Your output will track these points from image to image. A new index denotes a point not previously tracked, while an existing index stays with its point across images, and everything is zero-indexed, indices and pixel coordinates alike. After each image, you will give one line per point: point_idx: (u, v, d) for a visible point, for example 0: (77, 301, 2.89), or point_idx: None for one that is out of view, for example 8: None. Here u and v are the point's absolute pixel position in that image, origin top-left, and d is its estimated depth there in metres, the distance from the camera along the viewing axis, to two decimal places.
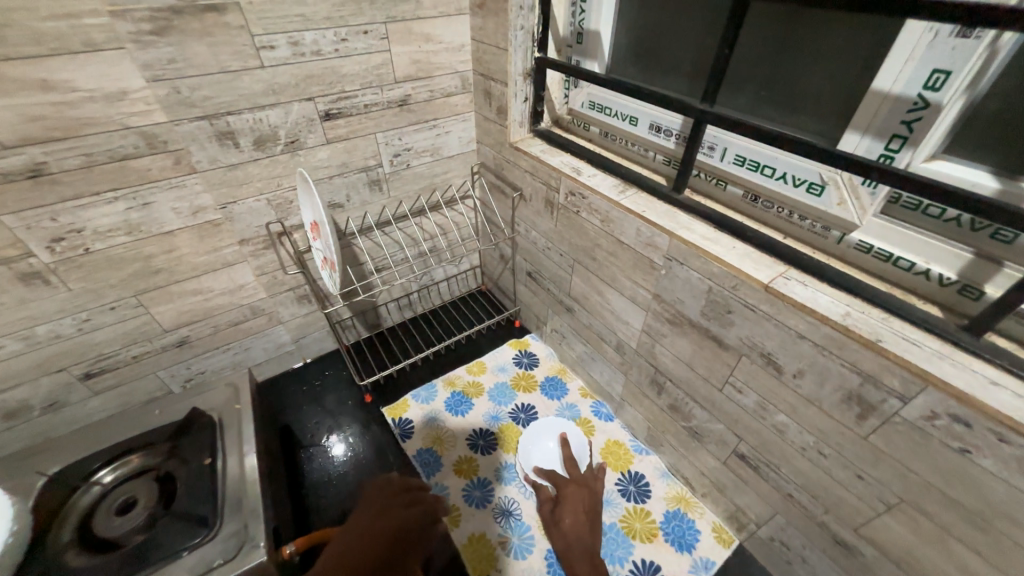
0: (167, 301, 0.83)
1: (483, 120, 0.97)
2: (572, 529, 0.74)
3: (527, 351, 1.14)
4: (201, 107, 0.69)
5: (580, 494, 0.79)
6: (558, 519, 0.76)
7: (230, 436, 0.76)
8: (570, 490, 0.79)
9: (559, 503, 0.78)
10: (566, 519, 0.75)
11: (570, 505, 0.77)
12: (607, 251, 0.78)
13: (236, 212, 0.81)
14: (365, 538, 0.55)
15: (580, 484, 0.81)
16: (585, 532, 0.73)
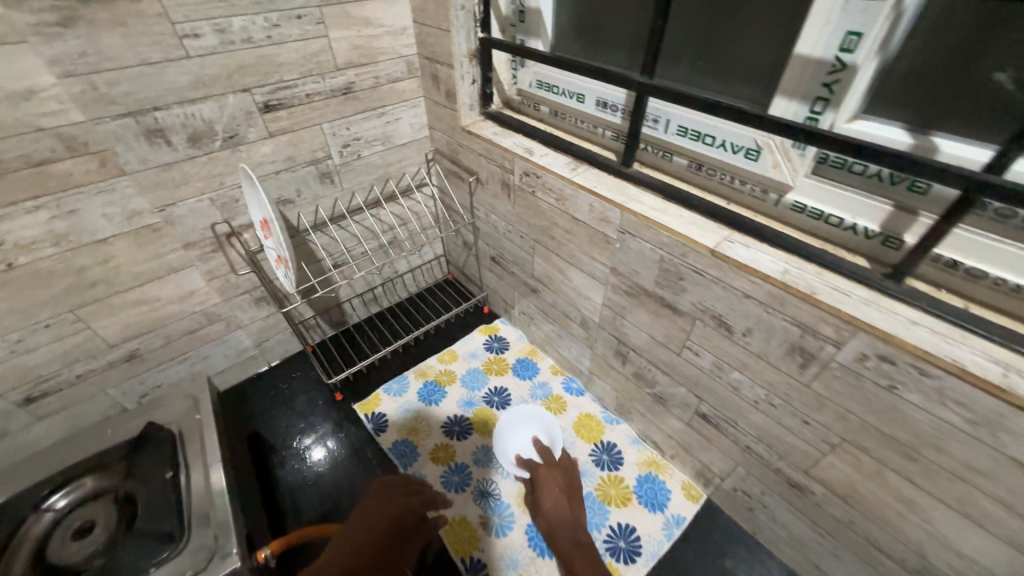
0: (109, 314, 0.79)
1: (433, 105, 0.96)
2: (552, 513, 0.74)
3: (497, 336, 1.14)
4: (123, 103, 0.65)
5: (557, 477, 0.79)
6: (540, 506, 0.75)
7: (191, 449, 0.74)
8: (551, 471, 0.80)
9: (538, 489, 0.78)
10: (547, 504, 0.75)
11: (549, 488, 0.77)
12: (564, 229, 0.79)
13: (175, 214, 0.77)
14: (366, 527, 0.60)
15: (557, 468, 0.80)
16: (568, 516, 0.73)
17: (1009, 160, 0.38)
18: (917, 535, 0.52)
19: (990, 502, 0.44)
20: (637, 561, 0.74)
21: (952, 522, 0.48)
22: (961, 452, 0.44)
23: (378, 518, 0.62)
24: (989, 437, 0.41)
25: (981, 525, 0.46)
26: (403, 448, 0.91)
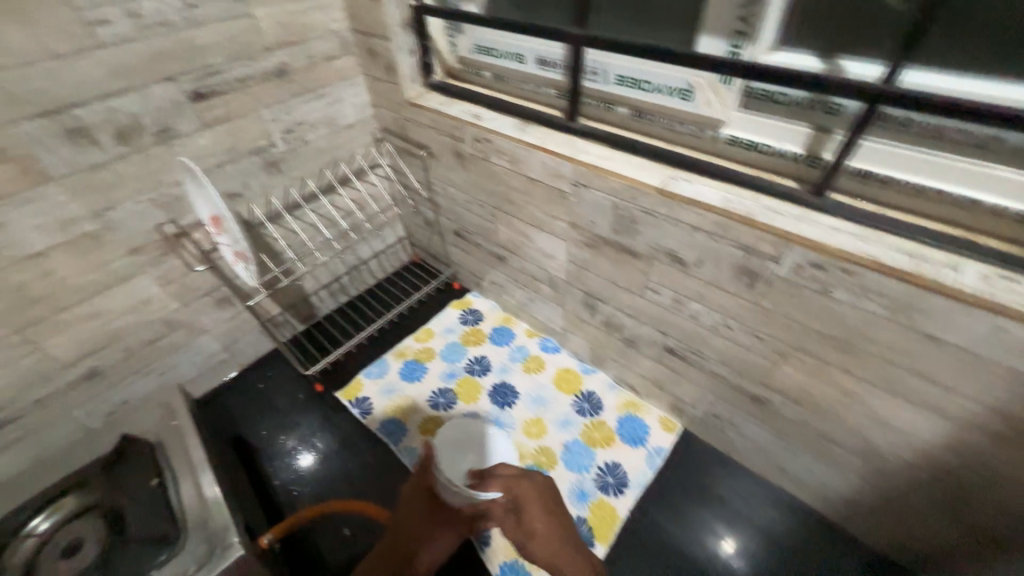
0: (59, 331, 0.75)
1: (374, 81, 0.94)
2: (551, 535, 0.68)
3: (470, 309, 1.16)
4: (36, 102, 0.60)
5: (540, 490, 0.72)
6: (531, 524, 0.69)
7: (173, 453, 0.72)
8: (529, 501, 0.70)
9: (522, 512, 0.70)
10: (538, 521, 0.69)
11: (535, 512, 0.70)
12: (521, 191, 0.81)
13: (115, 219, 0.73)
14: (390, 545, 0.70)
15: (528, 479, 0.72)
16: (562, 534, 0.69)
17: None
18: (860, 421, 0.59)
19: (913, 378, 0.50)
20: (625, 493, 0.80)
21: (886, 402, 0.55)
22: (886, 338, 0.50)
23: (401, 529, 0.71)
24: (905, 320, 0.47)
25: (909, 400, 0.52)
26: (391, 427, 0.93)
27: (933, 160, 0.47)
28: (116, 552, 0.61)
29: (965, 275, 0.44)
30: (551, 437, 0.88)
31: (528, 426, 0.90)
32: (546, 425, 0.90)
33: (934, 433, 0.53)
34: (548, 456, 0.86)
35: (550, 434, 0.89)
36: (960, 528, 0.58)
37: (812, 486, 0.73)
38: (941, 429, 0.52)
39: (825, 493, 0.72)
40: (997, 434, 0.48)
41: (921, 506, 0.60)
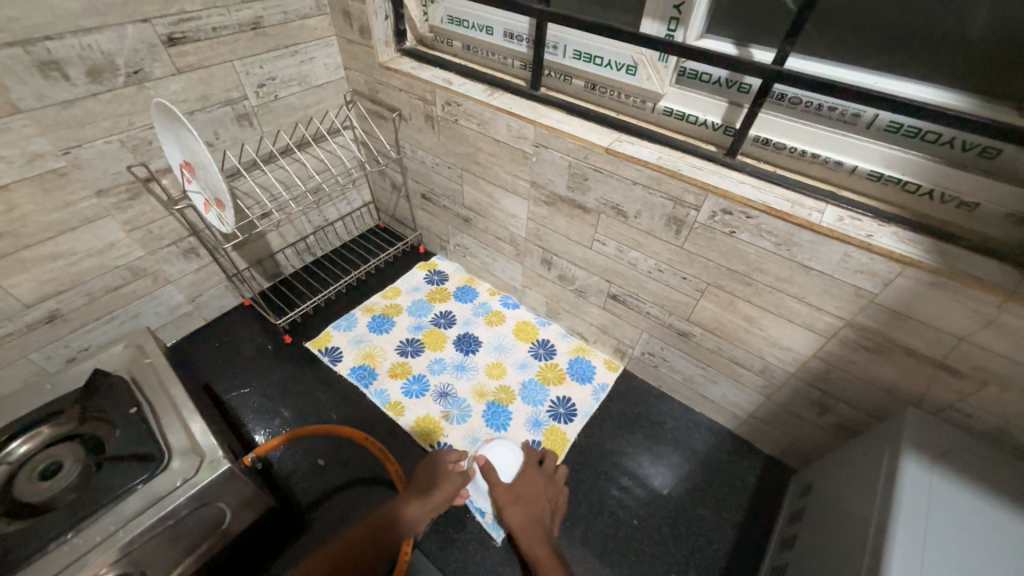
0: (19, 271, 0.74)
1: (347, 43, 0.97)
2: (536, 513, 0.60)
3: (436, 271, 1.23)
4: (6, 30, 0.60)
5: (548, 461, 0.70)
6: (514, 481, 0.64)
7: (150, 387, 0.75)
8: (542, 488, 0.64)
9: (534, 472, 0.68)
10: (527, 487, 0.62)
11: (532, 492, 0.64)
12: (487, 153, 0.89)
13: (84, 157, 0.73)
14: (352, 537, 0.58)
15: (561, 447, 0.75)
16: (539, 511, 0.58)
17: (786, 52, 0.54)
18: (758, 343, 0.74)
19: (793, 301, 0.65)
20: (574, 420, 0.92)
21: (776, 324, 0.70)
22: (775, 269, 0.64)
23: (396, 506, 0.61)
24: (787, 252, 0.61)
25: (792, 321, 0.67)
26: (362, 371, 0.99)
27: (811, 129, 0.61)
28: (97, 472, 0.65)
29: (827, 216, 0.58)
30: (510, 376, 0.99)
31: (491, 368, 1.00)
32: (506, 367, 1.01)
33: (808, 346, 0.68)
34: (507, 393, 0.96)
35: (510, 374, 0.99)
36: (828, 425, 0.75)
37: (726, 407, 0.89)
38: (811, 341, 0.67)
39: (735, 412, 0.88)
40: (849, 341, 0.63)
41: (801, 411, 0.77)
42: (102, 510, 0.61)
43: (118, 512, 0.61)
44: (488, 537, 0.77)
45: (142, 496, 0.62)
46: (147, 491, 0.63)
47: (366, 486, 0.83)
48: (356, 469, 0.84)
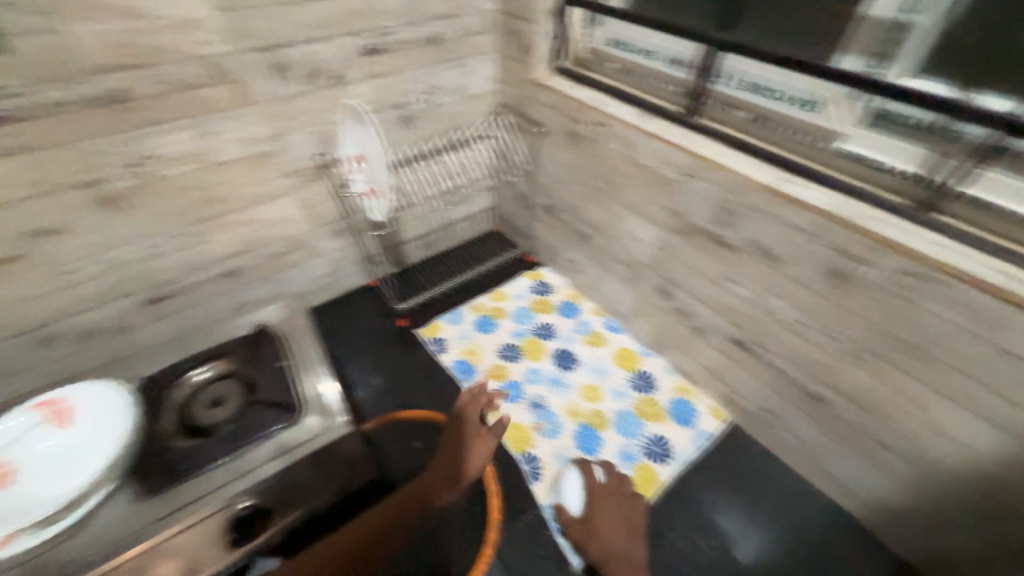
0: (223, 229, 0.90)
1: (506, 60, 1.05)
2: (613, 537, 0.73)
3: (543, 282, 1.24)
4: (261, 38, 0.76)
5: (615, 485, 0.80)
6: (585, 507, 0.77)
7: (298, 344, 0.85)
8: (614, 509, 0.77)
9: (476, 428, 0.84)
10: (598, 516, 0.75)
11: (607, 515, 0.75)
12: (624, 175, 0.89)
13: (286, 143, 0.88)
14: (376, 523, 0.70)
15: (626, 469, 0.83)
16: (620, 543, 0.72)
17: None
18: (918, 428, 0.64)
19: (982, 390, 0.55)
20: (669, 463, 0.87)
21: (950, 411, 0.59)
22: (961, 347, 0.55)
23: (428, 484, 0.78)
24: (987, 332, 0.53)
25: (974, 411, 0.57)
26: (462, 366, 1.03)
27: None
28: (250, 411, 0.75)
29: None
30: (606, 403, 0.96)
31: (586, 389, 0.98)
32: (603, 392, 0.98)
33: (991, 444, 0.57)
34: (601, 418, 0.93)
35: (605, 400, 0.96)
36: (1003, 547, 0.61)
37: (856, 492, 0.77)
38: (998, 440, 0.56)
39: (868, 501, 0.76)
40: None
41: (964, 519, 0.64)
42: (250, 445, 0.70)
43: (260, 450, 0.69)
44: (565, 563, 0.75)
45: (280, 441, 0.70)
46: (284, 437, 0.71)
47: (454, 480, 0.84)
48: None
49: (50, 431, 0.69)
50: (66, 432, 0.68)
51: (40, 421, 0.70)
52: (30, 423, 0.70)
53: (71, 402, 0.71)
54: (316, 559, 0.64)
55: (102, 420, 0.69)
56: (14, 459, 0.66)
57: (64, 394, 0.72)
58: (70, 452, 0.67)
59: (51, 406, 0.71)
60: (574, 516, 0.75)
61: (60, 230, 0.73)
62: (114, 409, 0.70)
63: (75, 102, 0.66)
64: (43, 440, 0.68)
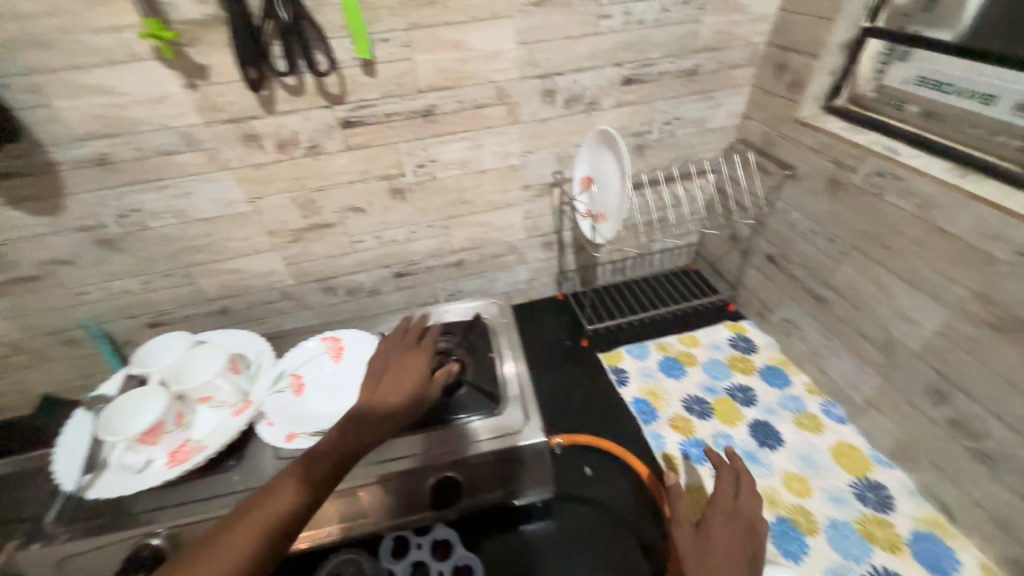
0: (462, 226, 1.04)
1: (763, 94, 0.97)
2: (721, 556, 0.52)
3: (744, 337, 1.11)
4: (542, 67, 0.84)
5: (734, 502, 0.58)
6: (700, 523, 0.57)
7: (502, 342, 0.93)
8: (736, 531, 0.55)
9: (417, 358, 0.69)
10: (714, 540, 0.54)
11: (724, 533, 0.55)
12: (909, 240, 0.73)
13: (531, 160, 0.97)
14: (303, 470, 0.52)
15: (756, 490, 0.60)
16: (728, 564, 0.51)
17: None
18: None
19: None
20: None
21: None
22: None
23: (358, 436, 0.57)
24: None
25: None
26: (643, 406, 0.98)
27: None
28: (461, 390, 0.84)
29: None
30: (817, 503, 0.80)
31: (791, 478, 0.83)
32: (813, 488, 0.82)
33: None
34: (808, 520, 0.78)
35: (816, 499, 0.80)
36: None
37: None
38: None
39: None
40: None
41: None
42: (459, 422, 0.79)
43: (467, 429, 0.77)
44: None
45: (485, 427, 0.77)
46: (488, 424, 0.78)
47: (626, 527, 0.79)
48: (620, 502, 0.83)
49: (330, 361, 0.85)
50: (342, 367, 0.84)
51: (323, 350, 0.87)
52: (315, 349, 0.87)
53: (346, 345, 0.88)
54: (275, 502, 0.48)
55: (359, 365, 0.84)
56: (304, 375, 0.82)
57: (341, 335, 0.90)
58: (344, 384, 0.82)
59: (332, 341, 0.88)
60: (687, 523, 0.56)
61: (363, 210, 0.94)
62: (368, 360, 0.85)
63: (400, 113, 0.83)
64: (326, 366, 0.84)
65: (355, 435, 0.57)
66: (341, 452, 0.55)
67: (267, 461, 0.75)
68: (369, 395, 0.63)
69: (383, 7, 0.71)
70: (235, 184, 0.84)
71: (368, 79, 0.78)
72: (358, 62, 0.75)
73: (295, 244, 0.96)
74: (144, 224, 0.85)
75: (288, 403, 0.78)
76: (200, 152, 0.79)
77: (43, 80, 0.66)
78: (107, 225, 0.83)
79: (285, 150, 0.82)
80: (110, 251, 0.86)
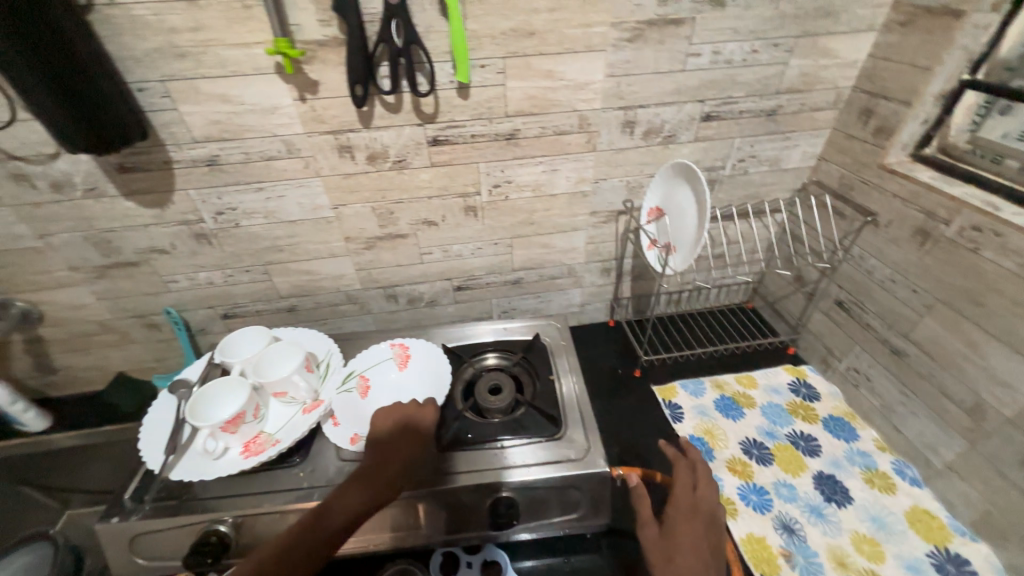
0: (526, 246, 1.06)
1: (844, 137, 0.96)
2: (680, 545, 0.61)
3: (806, 382, 1.07)
4: (626, 99, 0.86)
5: (694, 492, 0.69)
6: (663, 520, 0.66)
7: (561, 365, 0.94)
8: (695, 524, 0.64)
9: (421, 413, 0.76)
10: (678, 532, 0.63)
11: (687, 526, 0.64)
12: (1008, 299, 0.70)
13: (602, 187, 0.98)
14: (336, 509, 0.61)
15: (706, 480, 0.72)
16: (693, 554, 0.60)
17: None
18: None
19: None
20: None
21: None
22: None
23: (381, 472, 0.66)
24: None
25: None
26: (699, 444, 0.95)
27: None
28: (522, 411, 0.85)
29: None
30: (891, 570, 0.75)
31: (860, 539, 0.79)
32: (886, 553, 0.77)
33: None
34: None
35: (891, 566, 0.75)
36: None
37: None
38: None
39: None
40: None
41: None
42: (522, 442, 0.79)
43: (529, 450, 0.78)
44: None
45: (547, 451, 0.78)
46: (550, 448, 0.78)
47: None
48: None
49: (396, 368, 0.88)
50: (406, 375, 0.87)
51: (389, 356, 0.90)
52: (382, 354, 0.90)
53: (412, 354, 0.91)
54: (307, 537, 0.58)
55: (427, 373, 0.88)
56: (371, 378, 0.85)
57: (408, 343, 0.93)
58: (407, 392, 0.85)
59: (399, 348, 0.91)
60: (651, 523, 0.65)
61: (435, 223, 0.98)
62: (436, 368, 0.88)
63: (485, 135, 0.86)
64: (391, 372, 0.87)
65: (371, 488, 0.64)
66: (359, 511, 0.62)
67: (330, 459, 0.76)
68: (381, 443, 0.71)
69: (486, 36, 0.75)
70: (323, 191, 0.89)
71: (461, 102, 0.81)
72: (455, 85, 0.79)
73: (367, 251, 1.00)
74: (236, 222, 0.90)
75: (354, 404, 0.82)
76: (297, 160, 0.84)
77: (175, 87, 0.72)
78: (203, 220, 0.89)
79: (374, 163, 0.86)
80: (201, 244, 0.92)
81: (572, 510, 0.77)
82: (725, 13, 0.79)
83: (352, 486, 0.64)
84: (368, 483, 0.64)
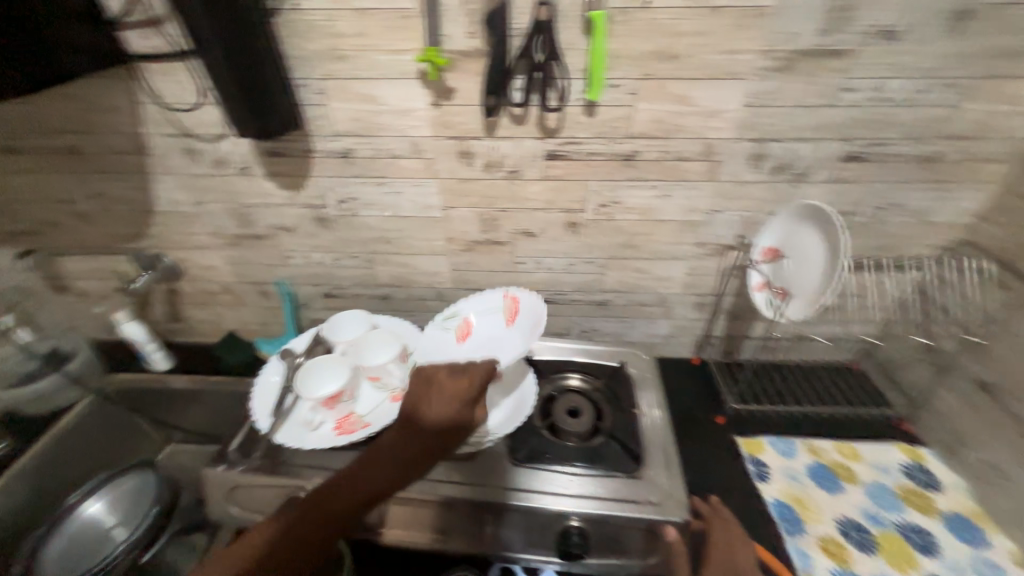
0: (621, 269, 1.03)
1: (1018, 196, 0.83)
2: None
3: (923, 467, 0.93)
4: (759, 131, 0.81)
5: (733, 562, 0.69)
6: None
7: (645, 398, 0.90)
8: None
9: (454, 392, 0.69)
10: None
11: None
12: None
13: (714, 219, 0.93)
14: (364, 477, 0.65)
15: (741, 543, 0.73)
16: None
17: None
18: None
19: None
20: None
21: None
22: None
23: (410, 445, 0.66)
24: None
25: None
26: (786, 513, 0.86)
27: None
28: (600, 440, 0.82)
29: None
30: None
31: None
32: None
33: None
34: None
35: None
36: None
37: None
38: None
39: None
40: None
41: None
42: (597, 473, 0.76)
43: (605, 483, 0.74)
44: None
45: (624, 488, 0.74)
46: (628, 485, 0.74)
47: None
48: None
49: (503, 322, 0.90)
50: (509, 331, 0.88)
51: (501, 310, 0.91)
52: (495, 304, 0.92)
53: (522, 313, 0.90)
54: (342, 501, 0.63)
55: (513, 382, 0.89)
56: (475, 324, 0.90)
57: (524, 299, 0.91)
58: (500, 346, 0.86)
59: (513, 305, 0.91)
60: None
61: (534, 235, 0.98)
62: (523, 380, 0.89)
63: (602, 154, 0.85)
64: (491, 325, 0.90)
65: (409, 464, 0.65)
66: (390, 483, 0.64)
67: None
68: (415, 408, 0.69)
69: (624, 57, 0.74)
70: (436, 192, 0.92)
71: (585, 119, 0.81)
72: (582, 102, 0.79)
73: (464, 253, 1.03)
74: (353, 211, 0.96)
75: (449, 342, 0.89)
76: (419, 160, 0.88)
77: (330, 84, 0.79)
78: (327, 206, 0.96)
79: (489, 170, 0.88)
80: (320, 228, 1.00)
81: (641, 556, 0.72)
82: (895, 48, 0.72)
83: (391, 455, 0.66)
84: (399, 456, 0.65)
